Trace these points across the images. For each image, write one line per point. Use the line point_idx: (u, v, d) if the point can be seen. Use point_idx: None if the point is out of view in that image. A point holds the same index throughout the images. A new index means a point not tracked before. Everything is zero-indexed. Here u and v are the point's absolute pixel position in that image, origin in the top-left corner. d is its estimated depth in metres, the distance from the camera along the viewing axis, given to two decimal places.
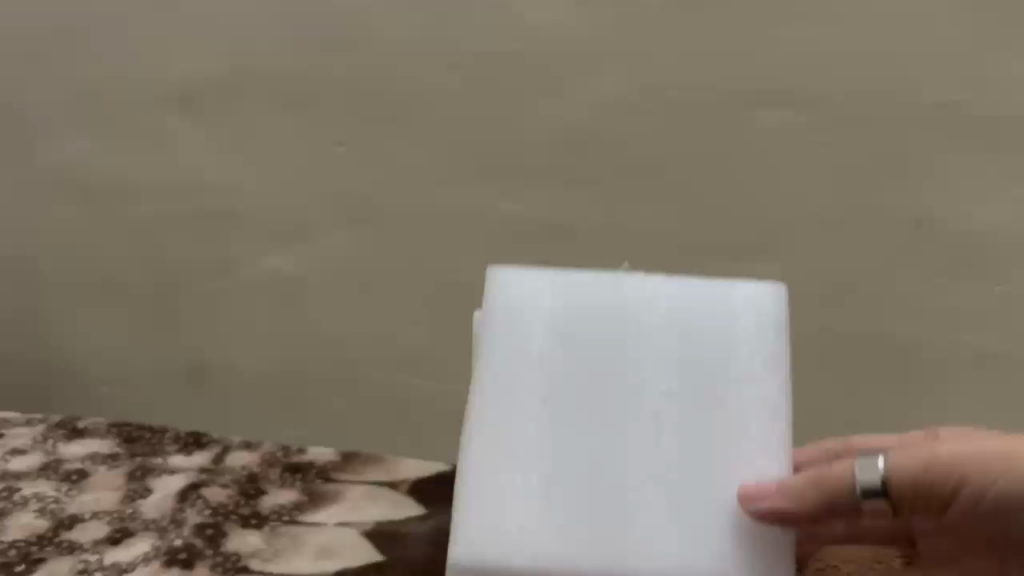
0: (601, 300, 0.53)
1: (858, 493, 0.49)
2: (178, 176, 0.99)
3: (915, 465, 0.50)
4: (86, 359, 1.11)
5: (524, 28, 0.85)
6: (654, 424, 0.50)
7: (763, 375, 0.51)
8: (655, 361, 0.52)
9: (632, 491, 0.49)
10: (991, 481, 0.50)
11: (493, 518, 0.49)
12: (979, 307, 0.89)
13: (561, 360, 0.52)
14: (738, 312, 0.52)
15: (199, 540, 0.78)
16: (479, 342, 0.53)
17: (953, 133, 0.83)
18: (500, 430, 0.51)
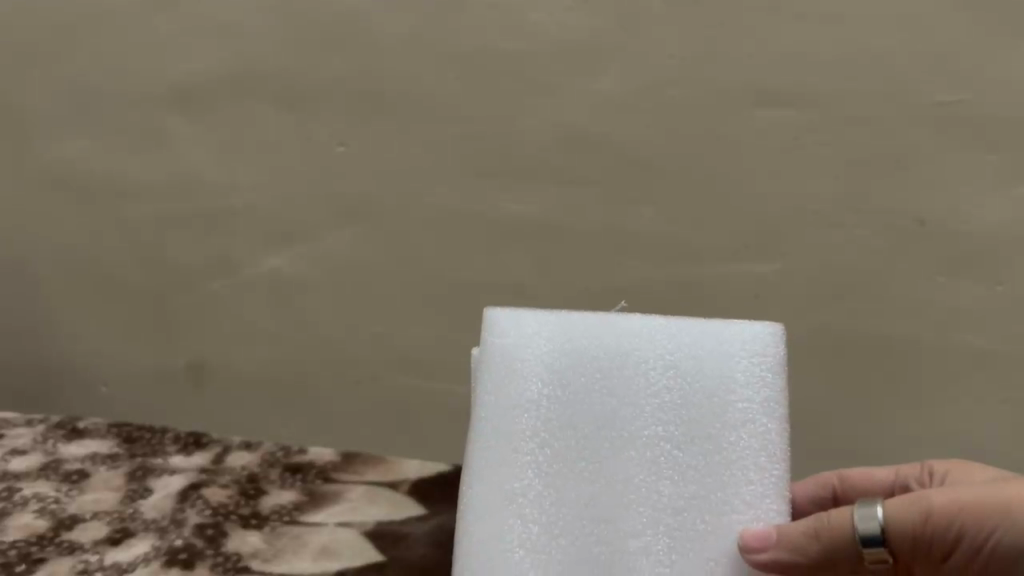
0: (600, 343, 0.56)
1: (857, 540, 0.51)
2: (178, 176, 0.99)
3: (913, 516, 0.51)
4: (85, 359, 1.11)
5: (524, 28, 0.86)
6: (650, 464, 0.53)
7: (758, 414, 0.53)
8: (652, 403, 0.54)
9: (632, 534, 0.52)
10: (992, 528, 0.51)
11: (496, 558, 0.51)
12: (980, 307, 0.89)
13: (561, 401, 0.55)
14: (732, 352, 0.55)
15: (199, 540, 0.77)
16: (482, 384, 0.56)
17: (953, 133, 0.83)
18: (501, 472, 0.53)
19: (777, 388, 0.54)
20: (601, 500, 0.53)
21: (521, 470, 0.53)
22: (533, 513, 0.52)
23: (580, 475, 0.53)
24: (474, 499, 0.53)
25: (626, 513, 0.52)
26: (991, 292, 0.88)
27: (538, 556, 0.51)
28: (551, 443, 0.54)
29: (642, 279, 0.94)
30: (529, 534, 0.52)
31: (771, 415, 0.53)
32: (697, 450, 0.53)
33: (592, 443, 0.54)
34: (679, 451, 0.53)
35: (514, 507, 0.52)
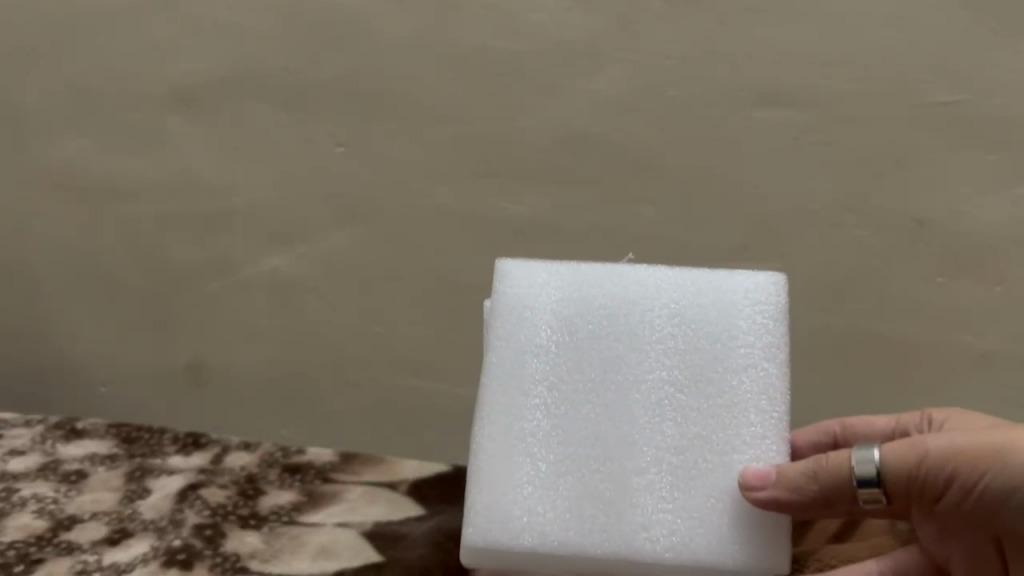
0: (605, 293, 0.58)
1: (854, 481, 0.51)
2: (178, 176, 0.99)
3: (908, 460, 0.50)
4: (84, 359, 1.10)
5: (525, 28, 0.85)
6: (654, 407, 0.55)
7: (759, 359, 0.55)
8: (657, 348, 0.56)
9: (635, 473, 0.53)
10: (988, 470, 0.49)
11: (505, 496, 0.53)
12: (980, 307, 0.89)
13: (569, 348, 0.56)
14: (732, 300, 0.56)
15: (198, 540, 0.77)
16: (492, 332, 0.58)
17: (954, 134, 0.83)
18: (511, 415, 0.55)
19: (777, 334, 0.56)
20: (606, 442, 0.54)
21: (530, 414, 0.55)
22: (542, 453, 0.54)
23: (587, 419, 0.55)
24: (485, 442, 0.55)
25: (630, 452, 0.54)
26: (991, 292, 0.88)
27: (547, 494, 0.53)
28: (558, 387, 0.56)
29: None
30: (538, 472, 0.54)
31: (771, 360, 0.55)
32: (699, 393, 0.55)
33: (598, 388, 0.55)
34: (682, 394, 0.55)
35: (523, 449, 0.54)
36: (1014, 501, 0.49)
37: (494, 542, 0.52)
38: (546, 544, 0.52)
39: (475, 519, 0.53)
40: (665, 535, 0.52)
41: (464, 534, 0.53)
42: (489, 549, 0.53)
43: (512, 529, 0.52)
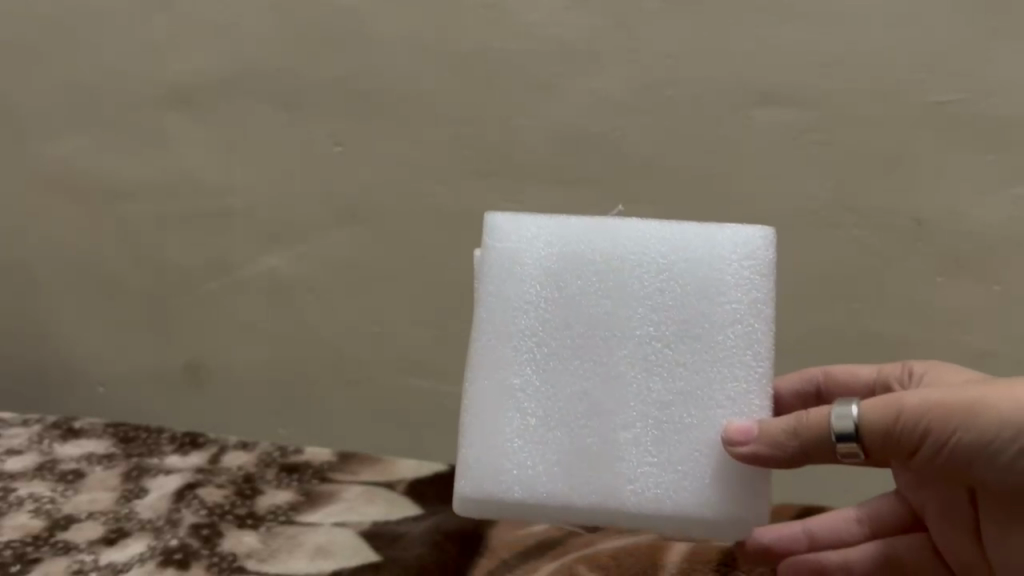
0: (593, 244, 0.54)
1: (832, 436, 0.51)
2: (176, 176, 0.99)
3: (885, 416, 0.51)
4: (81, 359, 1.10)
5: (524, 27, 0.85)
6: (642, 364, 0.53)
7: (750, 313, 0.52)
8: (645, 302, 0.53)
9: (620, 431, 0.52)
10: (963, 424, 0.49)
11: (491, 454, 0.53)
12: (979, 307, 0.89)
13: (555, 301, 0.54)
14: (725, 250, 0.53)
15: (195, 539, 0.77)
16: (479, 286, 0.55)
17: (953, 133, 0.83)
18: (496, 369, 0.54)
19: (770, 287, 0.53)
20: (592, 400, 0.53)
21: (515, 368, 0.54)
22: (529, 410, 0.53)
23: (572, 374, 0.53)
24: (471, 395, 0.54)
25: (617, 409, 0.52)
26: (989, 291, 0.88)
27: (531, 449, 0.52)
28: (543, 341, 0.54)
29: None
30: (522, 429, 0.53)
31: (763, 314, 0.53)
32: (688, 349, 0.53)
33: (584, 342, 0.53)
34: (670, 350, 0.53)
35: (508, 404, 0.53)
36: (986, 454, 0.50)
37: (479, 497, 0.52)
38: (529, 500, 0.52)
39: (464, 477, 0.53)
40: (650, 494, 0.51)
41: (453, 490, 0.53)
42: (474, 503, 0.53)
43: (499, 488, 0.52)
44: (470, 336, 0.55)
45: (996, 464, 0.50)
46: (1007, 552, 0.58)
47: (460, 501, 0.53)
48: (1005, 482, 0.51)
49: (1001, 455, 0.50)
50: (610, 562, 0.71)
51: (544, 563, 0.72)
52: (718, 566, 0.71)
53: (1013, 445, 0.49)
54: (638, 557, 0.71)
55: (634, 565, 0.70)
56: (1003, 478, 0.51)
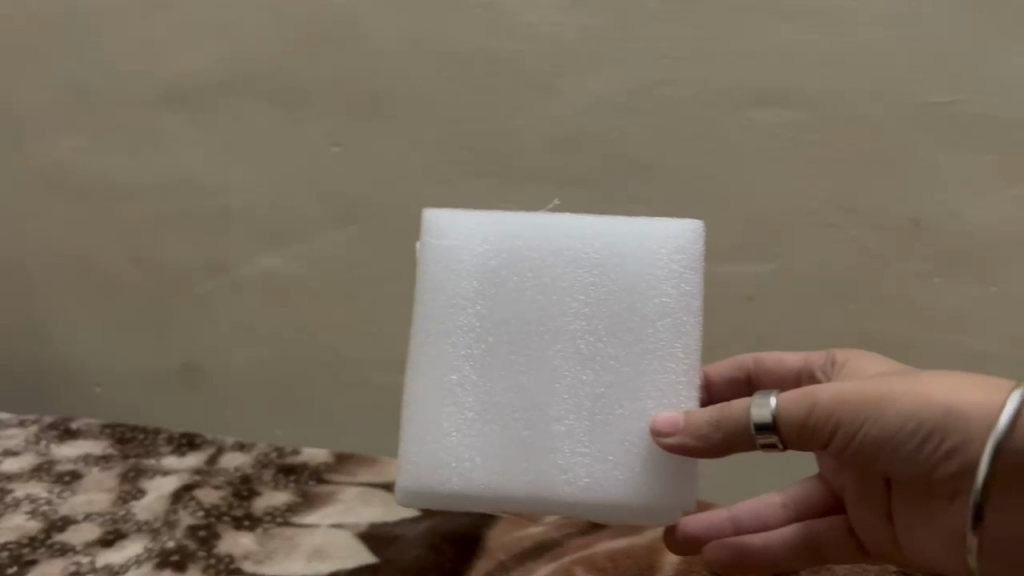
0: (528, 241, 0.57)
1: (752, 427, 0.52)
2: (174, 176, 0.99)
3: (802, 408, 0.52)
4: (77, 361, 1.10)
5: (523, 27, 0.86)
6: (575, 357, 0.55)
7: (677, 307, 0.55)
8: (578, 298, 0.56)
9: (554, 421, 0.55)
10: (875, 418, 0.50)
11: (433, 446, 0.55)
12: (978, 308, 0.88)
13: (493, 298, 0.56)
14: (653, 247, 0.56)
15: (191, 541, 0.76)
16: (418, 284, 0.57)
17: (950, 133, 0.83)
18: (438, 365, 0.56)
19: (697, 282, 0.56)
20: (528, 393, 0.55)
21: (456, 363, 0.56)
22: (467, 403, 0.55)
23: (510, 368, 0.56)
24: (413, 392, 0.56)
25: (551, 401, 0.55)
26: (988, 292, 0.88)
27: (471, 442, 0.55)
28: (483, 337, 0.56)
29: None
30: (463, 421, 0.55)
31: (690, 308, 0.55)
32: (618, 342, 0.55)
33: (521, 337, 0.56)
34: (602, 343, 0.55)
35: (450, 397, 0.56)
36: (897, 447, 0.51)
37: (422, 488, 0.55)
38: (471, 489, 0.54)
39: (407, 468, 0.55)
40: (582, 480, 0.54)
41: (396, 482, 0.55)
42: (417, 494, 0.55)
43: (441, 477, 0.55)
44: (411, 333, 0.57)
45: (900, 457, 0.51)
46: (917, 538, 0.57)
47: (403, 492, 0.56)
48: (908, 473, 0.52)
49: (904, 447, 0.51)
50: (608, 564, 0.71)
51: (541, 565, 0.72)
52: (716, 568, 0.70)
53: (914, 438, 0.50)
54: (635, 559, 0.71)
55: (632, 565, 0.71)
56: (906, 470, 0.52)
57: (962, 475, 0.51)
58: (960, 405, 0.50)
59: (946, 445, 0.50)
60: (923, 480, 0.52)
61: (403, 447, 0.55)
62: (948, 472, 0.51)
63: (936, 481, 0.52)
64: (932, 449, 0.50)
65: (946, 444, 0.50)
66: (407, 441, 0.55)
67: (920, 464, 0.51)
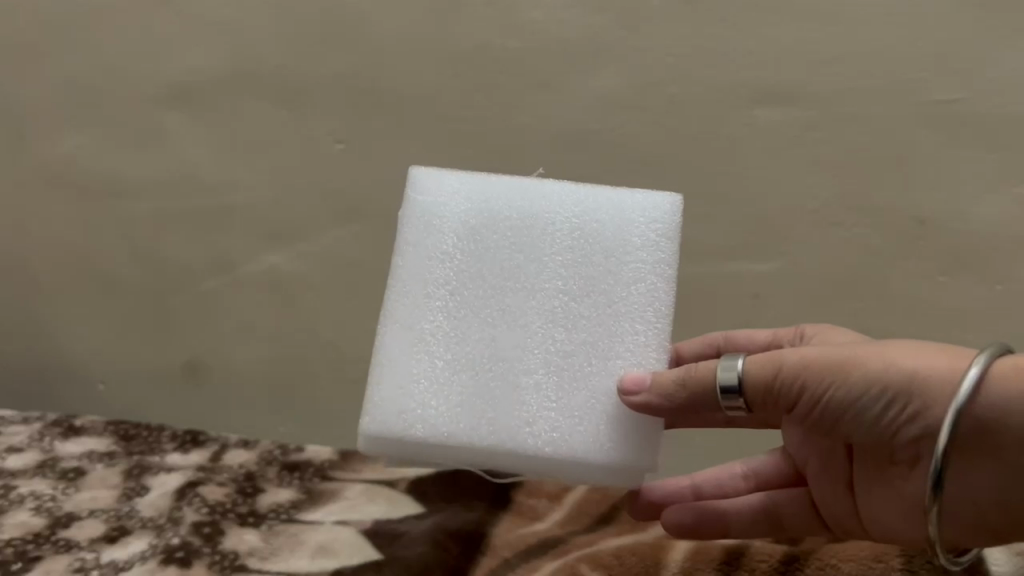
0: (509, 204, 0.59)
1: (717, 389, 0.55)
2: (176, 173, 0.99)
3: (766, 372, 0.55)
4: (80, 359, 1.10)
5: (526, 24, 0.85)
6: (547, 315, 0.57)
7: (650, 273, 0.57)
8: (554, 258, 0.58)
9: (523, 375, 0.56)
10: (837, 383, 0.53)
11: (399, 393, 0.56)
12: (980, 306, 0.88)
13: (471, 254, 0.58)
14: (631, 216, 0.59)
15: (196, 538, 0.76)
16: (399, 237, 0.59)
17: (952, 131, 0.83)
18: (413, 314, 0.57)
19: (671, 250, 0.58)
20: (499, 347, 0.57)
21: (432, 313, 0.57)
22: (438, 353, 0.57)
23: (483, 322, 0.57)
24: (387, 337, 0.57)
25: (520, 355, 0.56)
26: (991, 291, 0.88)
27: (440, 388, 0.56)
28: (460, 291, 0.58)
29: None
30: (435, 369, 0.56)
31: (663, 274, 0.57)
32: (590, 303, 0.57)
33: (497, 294, 0.58)
34: (574, 303, 0.57)
35: (422, 345, 0.57)
36: (857, 410, 0.54)
37: (384, 433, 0.55)
38: (434, 435, 0.55)
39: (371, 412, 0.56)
40: (545, 433, 0.55)
41: (359, 425, 0.56)
42: (380, 438, 0.55)
43: (404, 423, 0.55)
44: (388, 282, 0.58)
45: (863, 419, 0.54)
46: (879, 505, 0.60)
47: (364, 436, 0.56)
48: (871, 436, 0.55)
49: (867, 412, 0.54)
50: (613, 561, 0.67)
51: (544, 562, 0.72)
52: (722, 566, 0.65)
53: (878, 400, 0.53)
54: (640, 556, 0.67)
55: (635, 564, 0.67)
56: (869, 433, 0.55)
57: (922, 439, 0.53)
58: (922, 371, 0.52)
59: (909, 410, 0.53)
60: (885, 443, 0.55)
61: (369, 391, 0.56)
62: (909, 435, 0.53)
63: (898, 444, 0.54)
64: (895, 412, 0.53)
65: (908, 409, 0.52)
66: (375, 384, 0.56)
67: (883, 427, 0.54)
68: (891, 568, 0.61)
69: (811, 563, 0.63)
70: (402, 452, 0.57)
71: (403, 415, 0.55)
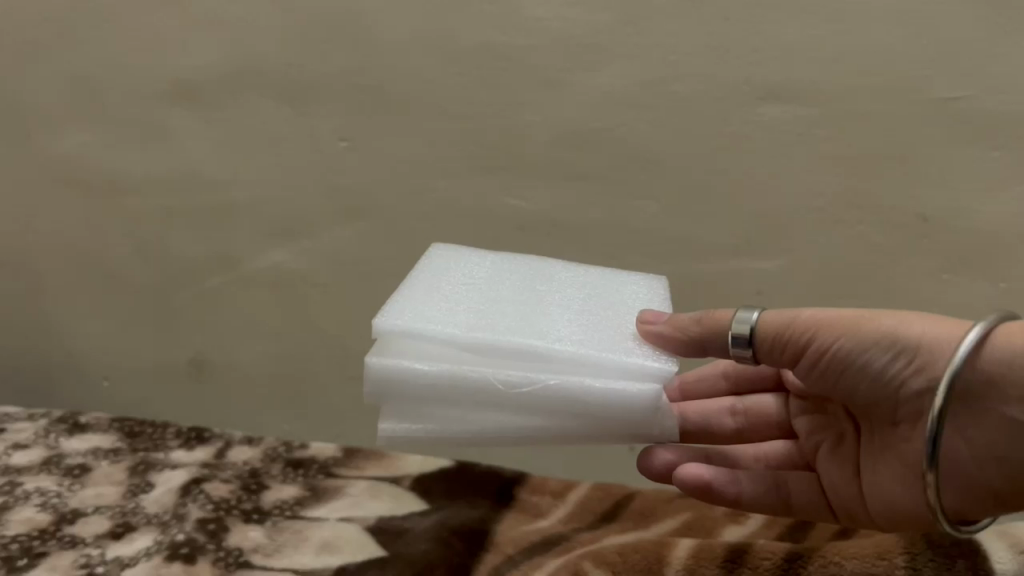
0: (524, 256, 0.69)
1: (729, 337, 0.58)
2: (180, 168, 0.99)
3: (779, 323, 0.58)
4: (84, 355, 1.10)
5: (526, 21, 0.86)
6: (558, 297, 0.62)
7: (647, 297, 0.65)
8: (564, 279, 0.66)
9: (535, 317, 0.58)
10: (842, 336, 0.56)
11: (418, 308, 0.57)
12: (985, 305, 0.88)
13: (491, 266, 0.66)
14: (627, 275, 0.69)
15: (201, 535, 0.76)
16: (427, 255, 0.66)
17: (958, 129, 0.83)
18: (435, 280, 0.61)
19: (662, 291, 0.67)
20: (513, 303, 0.60)
21: (450, 283, 0.61)
22: (456, 297, 0.59)
23: (498, 292, 0.61)
24: (408, 286, 0.60)
25: (534, 310, 0.59)
26: (995, 289, 0.87)
27: (459, 314, 0.57)
28: (478, 280, 0.63)
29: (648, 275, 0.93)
30: (452, 303, 0.58)
31: (658, 298, 0.65)
32: (597, 300, 0.63)
33: (512, 284, 0.63)
34: (582, 298, 0.63)
35: (441, 292, 0.60)
36: (860, 364, 0.57)
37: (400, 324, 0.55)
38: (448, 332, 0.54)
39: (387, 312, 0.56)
40: (558, 341, 0.55)
41: (372, 319, 0.55)
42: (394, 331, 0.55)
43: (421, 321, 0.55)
44: (414, 269, 0.64)
45: (870, 372, 0.57)
46: (882, 478, 0.61)
47: (377, 328, 0.55)
48: (878, 390, 0.57)
49: (873, 364, 0.56)
50: (617, 558, 0.67)
51: (547, 559, 0.72)
52: (725, 564, 0.65)
53: (890, 349, 0.56)
54: (643, 553, 0.67)
55: (639, 563, 0.66)
56: (878, 385, 0.57)
57: (927, 393, 0.55)
58: (932, 330, 0.55)
59: (915, 363, 0.55)
60: (891, 398, 0.57)
61: (390, 302, 0.57)
62: (917, 384, 0.55)
63: (904, 400, 0.56)
64: (904, 363, 0.56)
65: (915, 362, 0.55)
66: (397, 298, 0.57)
67: (889, 379, 0.56)
68: (894, 566, 0.59)
69: (816, 560, 0.63)
70: (414, 370, 0.54)
71: (420, 317, 0.55)
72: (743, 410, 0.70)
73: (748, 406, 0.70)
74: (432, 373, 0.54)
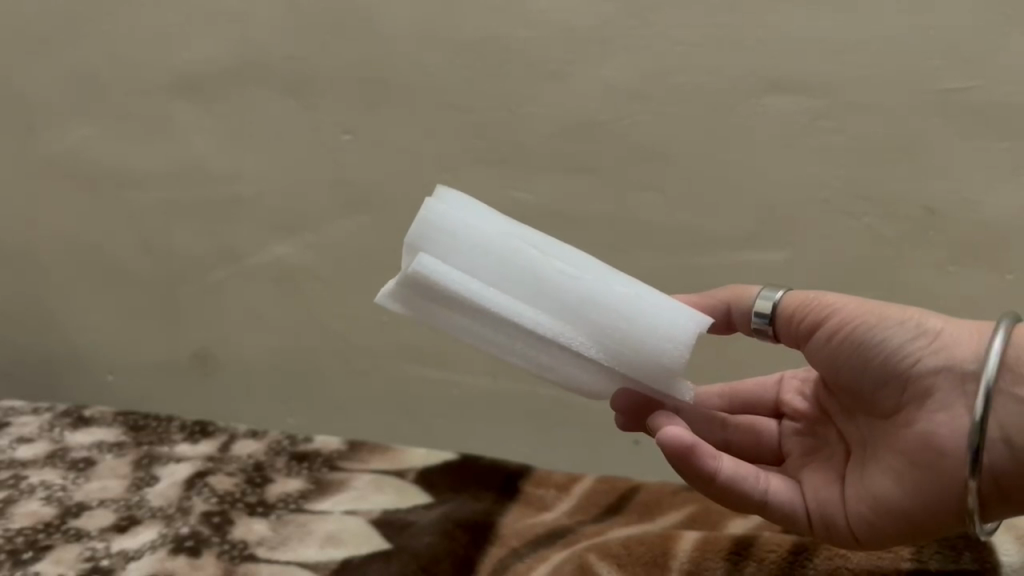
0: None
1: (754, 312, 0.61)
2: (182, 162, 0.99)
3: (802, 296, 0.60)
4: (86, 349, 1.11)
5: (530, 13, 0.85)
6: None
7: None
8: None
9: None
10: (862, 310, 0.57)
11: None
12: (992, 297, 0.87)
13: None
14: None
15: (205, 527, 0.77)
16: None
17: (966, 120, 0.82)
18: None
19: None
20: None
21: None
22: None
23: None
24: None
25: None
26: (1002, 281, 0.86)
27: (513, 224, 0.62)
28: None
29: (654, 268, 0.93)
30: None
31: None
32: None
33: None
34: None
35: None
36: (875, 339, 0.56)
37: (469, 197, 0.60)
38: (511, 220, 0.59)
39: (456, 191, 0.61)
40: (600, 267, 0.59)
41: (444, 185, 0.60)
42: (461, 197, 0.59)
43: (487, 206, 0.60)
44: None
45: (884, 349, 0.56)
46: (870, 475, 0.59)
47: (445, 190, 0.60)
48: (890, 371, 0.56)
49: (888, 340, 0.56)
50: (621, 551, 0.67)
51: (555, 551, 0.72)
52: (732, 556, 0.65)
53: (908, 332, 0.56)
54: (648, 546, 0.67)
55: (645, 555, 0.66)
56: (887, 368, 0.57)
57: (941, 374, 0.55)
58: (953, 326, 0.56)
59: (932, 342, 0.55)
60: (903, 383, 0.56)
61: None
62: (929, 369, 0.55)
63: (914, 381, 0.55)
64: (920, 343, 0.55)
65: (932, 342, 0.55)
66: None
67: (903, 358, 0.56)
68: (902, 559, 0.62)
69: (822, 551, 0.64)
70: (469, 228, 0.57)
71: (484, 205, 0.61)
72: (734, 425, 0.70)
73: (741, 421, 0.70)
74: (486, 238, 0.57)
